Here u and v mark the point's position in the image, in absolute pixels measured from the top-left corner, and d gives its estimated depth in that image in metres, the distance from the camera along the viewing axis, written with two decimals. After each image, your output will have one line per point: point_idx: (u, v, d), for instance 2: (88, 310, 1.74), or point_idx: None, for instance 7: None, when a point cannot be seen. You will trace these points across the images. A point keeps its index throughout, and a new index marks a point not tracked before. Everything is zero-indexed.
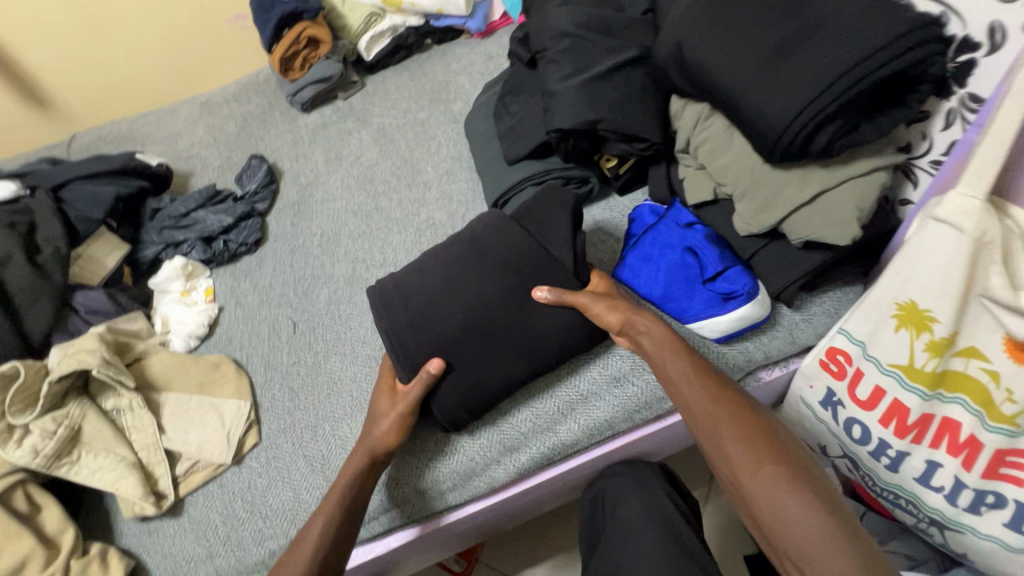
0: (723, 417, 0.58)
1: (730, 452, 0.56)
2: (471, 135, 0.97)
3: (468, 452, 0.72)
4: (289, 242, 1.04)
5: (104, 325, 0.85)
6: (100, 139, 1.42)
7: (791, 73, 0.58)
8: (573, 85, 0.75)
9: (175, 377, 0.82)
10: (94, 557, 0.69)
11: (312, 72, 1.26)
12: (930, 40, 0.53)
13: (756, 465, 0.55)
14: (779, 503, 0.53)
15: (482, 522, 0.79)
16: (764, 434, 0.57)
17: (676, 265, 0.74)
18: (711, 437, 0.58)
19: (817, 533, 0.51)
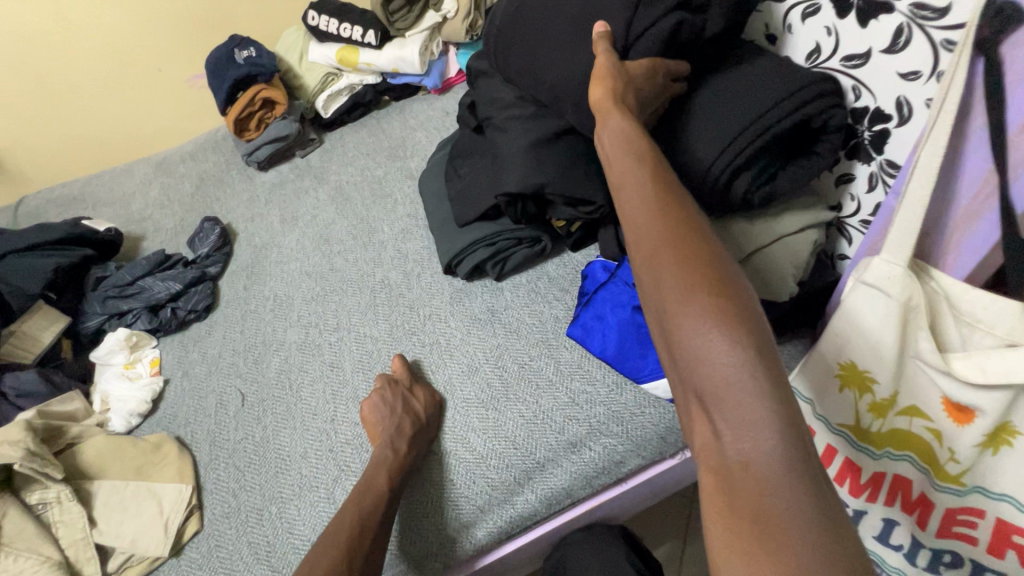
0: (659, 237, 0.44)
1: (659, 271, 0.43)
2: (424, 196, 0.98)
3: (485, 486, 0.71)
4: (241, 307, 1.01)
5: (35, 409, 0.80)
6: (49, 202, 1.39)
7: (709, 125, 0.60)
8: (516, 151, 0.76)
9: (111, 462, 0.77)
10: None
11: (268, 132, 1.26)
12: (827, 94, 0.58)
13: (680, 294, 0.41)
14: (697, 346, 0.39)
15: (509, 567, 0.77)
16: (712, 262, 0.42)
17: (627, 324, 0.75)
18: (648, 254, 0.44)
19: (734, 396, 0.37)
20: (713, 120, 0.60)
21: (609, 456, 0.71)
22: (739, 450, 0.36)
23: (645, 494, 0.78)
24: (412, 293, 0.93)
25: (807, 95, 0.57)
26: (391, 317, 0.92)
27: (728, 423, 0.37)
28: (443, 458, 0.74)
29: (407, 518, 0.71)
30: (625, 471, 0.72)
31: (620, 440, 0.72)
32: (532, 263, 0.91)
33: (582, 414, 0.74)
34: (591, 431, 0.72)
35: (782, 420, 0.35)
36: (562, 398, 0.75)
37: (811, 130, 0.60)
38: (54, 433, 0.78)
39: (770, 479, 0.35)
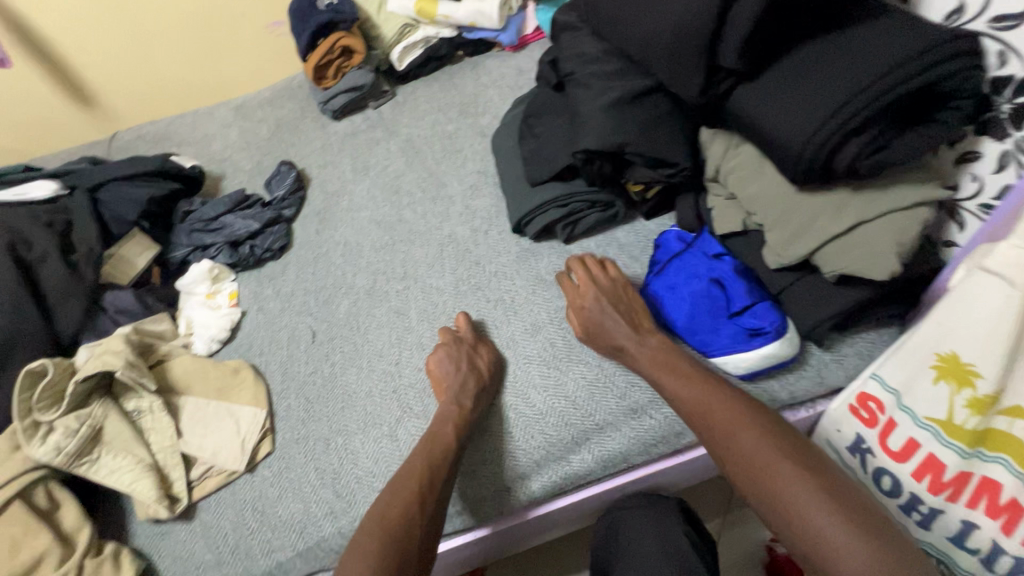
0: (723, 419, 0.61)
1: (741, 446, 0.59)
2: (496, 154, 0.97)
3: (541, 443, 0.72)
4: (313, 250, 1.05)
5: (132, 325, 0.87)
6: (138, 138, 1.47)
7: (817, 89, 0.57)
8: (601, 106, 0.74)
9: (197, 381, 0.84)
10: (107, 557, 0.70)
11: (344, 81, 1.27)
12: (961, 55, 0.52)
13: (769, 460, 0.57)
14: (791, 498, 0.55)
15: (551, 523, 0.78)
16: (770, 426, 0.60)
17: (701, 296, 0.72)
18: (722, 433, 0.61)
19: (843, 536, 0.51)
20: (824, 84, 0.57)
21: (670, 425, 0.71)
22: (847, 568, 0.50)
23: (701, 467, 0.77)
24: (478, 250, 0.94)
25: (935, 54, 0.52)
26: (456, 271, 0.93)
27: (838, 554, 0.51)
28: (503, 411, 0.76)
29: (467, 471, 0.73)
30: (684, 442, 0.72)
31: None
32: (602, 228, 0.90)
33: (645, 381, 0.73)
34: (653, 399, 0.72)
35: (872, 542, 0.50)
36: (626, 364, 0.75)
37: (938, 94, 0.55)
38: (148, 351, 0.85)
39: None
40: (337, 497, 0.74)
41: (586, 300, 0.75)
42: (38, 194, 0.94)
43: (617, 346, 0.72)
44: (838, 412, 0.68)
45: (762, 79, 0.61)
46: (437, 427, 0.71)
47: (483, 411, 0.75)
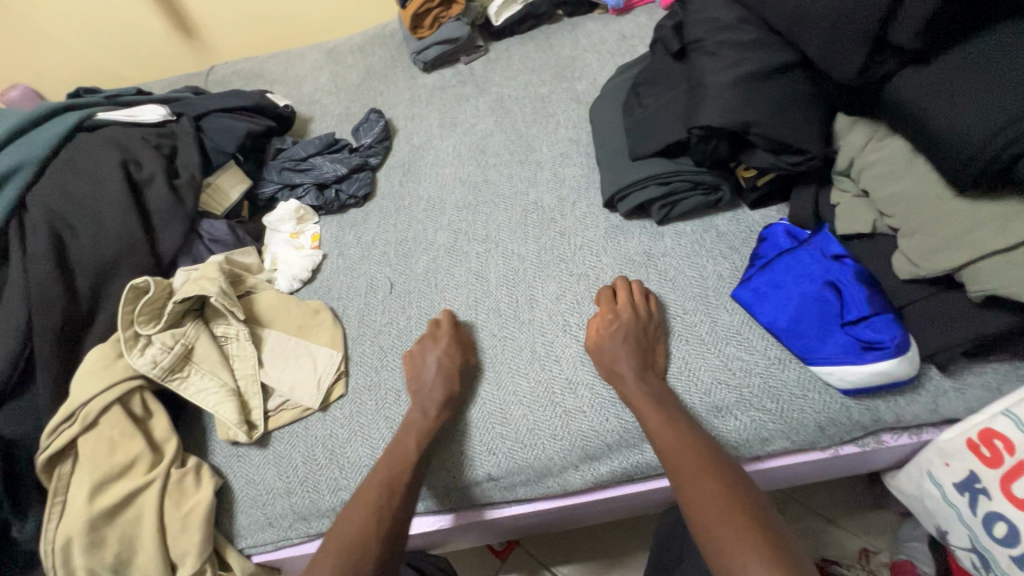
0: (694, 463, 0.60)
1: (702, 491, 0.57)
2: (596, 122, 0.92)
3: (612, 429, 0.70)
4: (396, 201, 1.05)
5: (224, 256, 0.90)
6: (234, 73, 1.50)
7: (1005, 83, 0.50)
8: (730, 80, 0.67)
9: (280, 317, 0.86)
10: (189, 470, 0.74)
11: (439, 33, 1.24)
12: None
13: (717, 514, 0.55)
14: (727, 554, 0.52)
15: (609, 507, 0.77)
16: (739, 485, 0.57)
17: (812, 298, 0.67)
18: (690, 474, 0.59)
19: None
20: (1020, 77, 0.49)
21: (756, 430, 0.66)
22: None
23: (779, 478, 0.73)
24: (564, 221, 0.91)
25: None
26: (539, 240, 0.90)
27: None
28: (577, 388, 0.73)
29: (439, 487, 0.72)
30: (767, 450, 0.67)
31: (773, 417, 0.66)
32: (701, 213, 0.84)
33: (733, 381, 0.69)
34: (740, 401, 0.68)
35: None
36: (714, 360, 0.71)
37: None
38: (238, 282, 0.88)
39: None
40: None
41: (613, 324, 0.73)
42: (149, 117, 0.98)
43: (618, 375, 0.70)
44: (953, 445, 0.63)
45: (937, 65, 0.54)
46: (402, 447, 0.69)
47: (453, 420, 0.74)
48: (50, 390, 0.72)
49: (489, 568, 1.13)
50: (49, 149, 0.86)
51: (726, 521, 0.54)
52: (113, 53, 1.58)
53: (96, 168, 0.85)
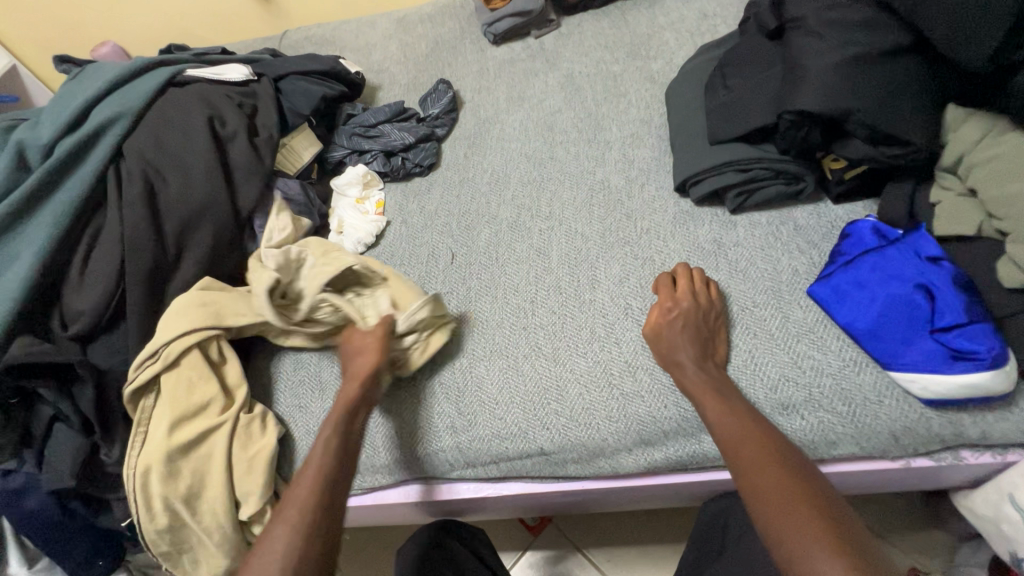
0: (757, 452, 0.58)
1: (765, 482, 0.55)
2: (672, 103, 0.89)
3: (670, 416, 0.69)
4: (460, 173, 1.05)
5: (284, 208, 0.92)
6: (306, 38, 1.53)
7: None
8: (832, 62, 0.64)
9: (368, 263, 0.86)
10: (257, 416, 0.78)
11: (513, 4, 1.22)
12: None
13: (778, 505, 0.53)
14: (787, 545, 0.50)
15: (657, 494, 0.76)
16: (805, 477, 0.55)
17: (899, 301, 0.63)
18: (752, 463, 0.57)
19: None
20: None
21: (823, 432, 0.64)
22: None
23: (840, 484, 0.71)
24: (631, 203, 0.89)
25: None
26: (604, 220, 0.88)
27: None
28: (636, 371, 0.72)
29: (493, 456, 0.74)
30: (832, 454, 0.65)
31: (844, 420, 0.64)
32: (779, 204, 0.81)
33: (803, 379, 0.66)
34: (809, 400, 0.65)
35: None
36: (783, 356, 0.68)
37: None
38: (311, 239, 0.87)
39: None
40: (457, 413, 0.76)
41: (673, 310, 0.71)
42: (233, 76, 1.01)
43: (675, 364, 0.68)
44: None
45: None
46: (313, 458, 0.63)
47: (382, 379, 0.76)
48: (139, 328, 0.77)
49: (521, 543, 1.15)
50: (144, 100, 0.90)
51: (788, 512, 0.52)
52: (195, 13, 1.64)
53: (185, 122, 0.89)
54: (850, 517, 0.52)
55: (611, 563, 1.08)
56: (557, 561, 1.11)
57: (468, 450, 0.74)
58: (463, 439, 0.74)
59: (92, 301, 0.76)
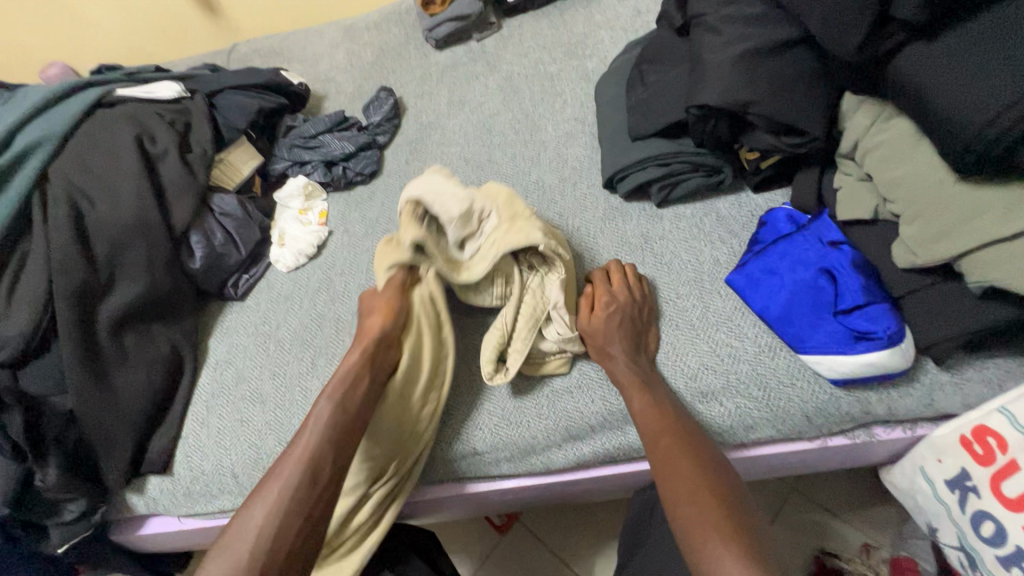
0: (674, 447, 0.59)
1: (678, 475, 0.56)
2: (599, 101, 0.91)
3: (595, 410, 0.70)
4: (401, 179, 1.06)
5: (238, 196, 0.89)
6: (254, 51, 1.52)
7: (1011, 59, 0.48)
8: (730, 57, 0.65)
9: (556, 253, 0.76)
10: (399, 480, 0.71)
11: (451, 9, 1.23)
12: None
13: (684, 493, 0.55)
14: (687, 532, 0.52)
15: (594, 487, 0.78)
16: (716, 471, 0.56)
17: (806, 285, 0.65)
18: (669, 455, 0.58)
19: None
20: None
21: (741, 417, 0.65)
22: None
23: (767, 468, 0.72)
24: (564, 202, 0.90)
25: None
26: None
27: None
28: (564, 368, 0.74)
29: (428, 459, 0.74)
30: (751, 438, 0.66)
31: (759, 405, 0.65)
32: (702, 196, 0.82)
33: (720, 367, 0.68)
34: (727, 387, 0.66)
35: None
36: (702, 345, 0.70)
37: None
38: None
39: None
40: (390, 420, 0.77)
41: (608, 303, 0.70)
42: (165, 93, 1.01)
43: (607, 356, 0.69)
44: (946, 441, 0.61)
45: (942, 41, 0.52)
46: (309, 422, 0.62)
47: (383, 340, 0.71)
48: (69, 352, 0.77)
49: (489, 542, 1.16)
50: (70, 123, 0.90)
51: (692, 499, 0.54)
52: (142, 30, 1.63)
53: (113, 143, 0.89)
54: (746, 502, 0.54)
55: (576, 556, 1.10)
56: (524, 558, 1.13)
57: None
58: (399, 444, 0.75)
59: (20, 327, 0.75)
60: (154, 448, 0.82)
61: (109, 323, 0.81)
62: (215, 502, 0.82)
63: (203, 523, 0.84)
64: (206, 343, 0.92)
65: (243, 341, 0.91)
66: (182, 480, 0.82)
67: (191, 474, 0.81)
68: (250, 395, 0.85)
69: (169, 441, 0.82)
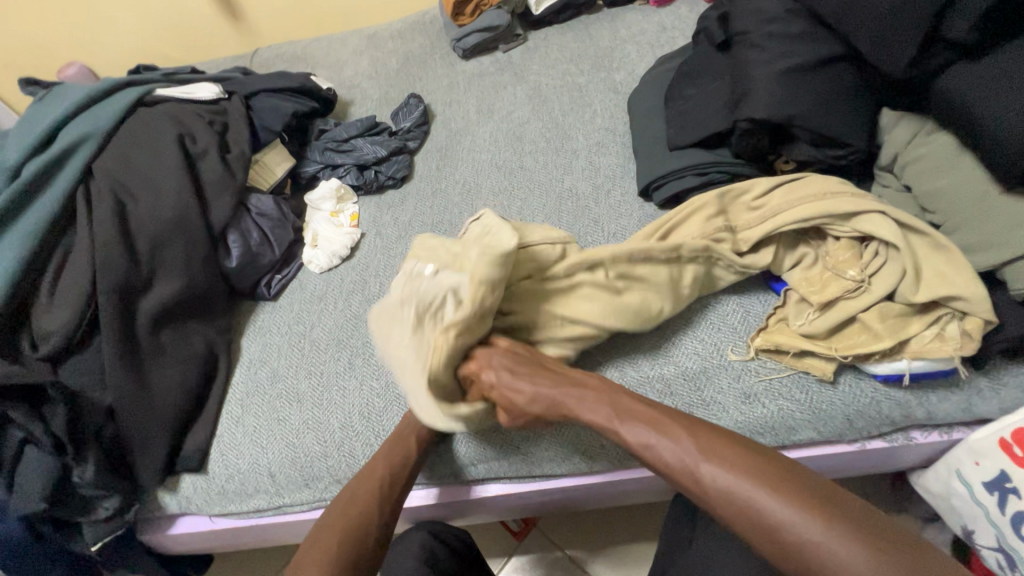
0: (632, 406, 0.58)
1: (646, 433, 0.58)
2: (634, 112, 0.93)
3: None
4: (433, 184, 1.07)
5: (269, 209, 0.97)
6: (277, 55, 1.54)
7: None
8: (776, 71, 0.68)
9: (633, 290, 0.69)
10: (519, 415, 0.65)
11: (480, 20, 1.26)
12: None
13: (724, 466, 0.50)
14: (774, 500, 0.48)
15: (630, 489, 0.79)
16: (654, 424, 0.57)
17: None
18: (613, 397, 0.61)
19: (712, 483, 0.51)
20: None
21: (784, 418, 0.66)
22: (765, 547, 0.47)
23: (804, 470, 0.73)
24: (598, 209, 0.92)
25: None
26: (572, 226, 0.91)
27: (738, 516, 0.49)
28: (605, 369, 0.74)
29: (468, 457, 0.75)
30: (792, 439, 0.67)
31: (801, 407, 0.66)
32: None
33: (764, 371, 0.68)
34: (769, 389, 0.67)
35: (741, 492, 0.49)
36: (745, 347, 0.70)
37: None
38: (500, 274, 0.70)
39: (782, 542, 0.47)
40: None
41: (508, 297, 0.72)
42: (203, 95, 1.02)
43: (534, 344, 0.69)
44: (983, 444, 0.63)
45: (985, 62, 0.55)
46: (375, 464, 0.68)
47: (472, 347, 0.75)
48: (112, 346, 0.77)
49: (506, 548, 1.16)
50: (113, 120, 0.91)
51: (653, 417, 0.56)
52: (162, 32, 1.63)
53: (155, 141, 0.90)
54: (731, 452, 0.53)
55: (596, 564, 1.10)
56: (542, 564, 1.13)
57: (448, 454, 0.75)
58: (442, 444, 0.75)
59: (62, 320, 0.76)
60: (189, 446, 0.81)
61: (150, 320, 0.81)
62: (250, 501, 0.81)
63: (234, 522, 0.84)
64: (239, 342, 0.93)
65: (277, 341, 0.91)
66: (217, 479, 0.81)
67: (227, 472, 0.81)
68: (286, 394, 0.85)
69: (204, 438, 0.82)
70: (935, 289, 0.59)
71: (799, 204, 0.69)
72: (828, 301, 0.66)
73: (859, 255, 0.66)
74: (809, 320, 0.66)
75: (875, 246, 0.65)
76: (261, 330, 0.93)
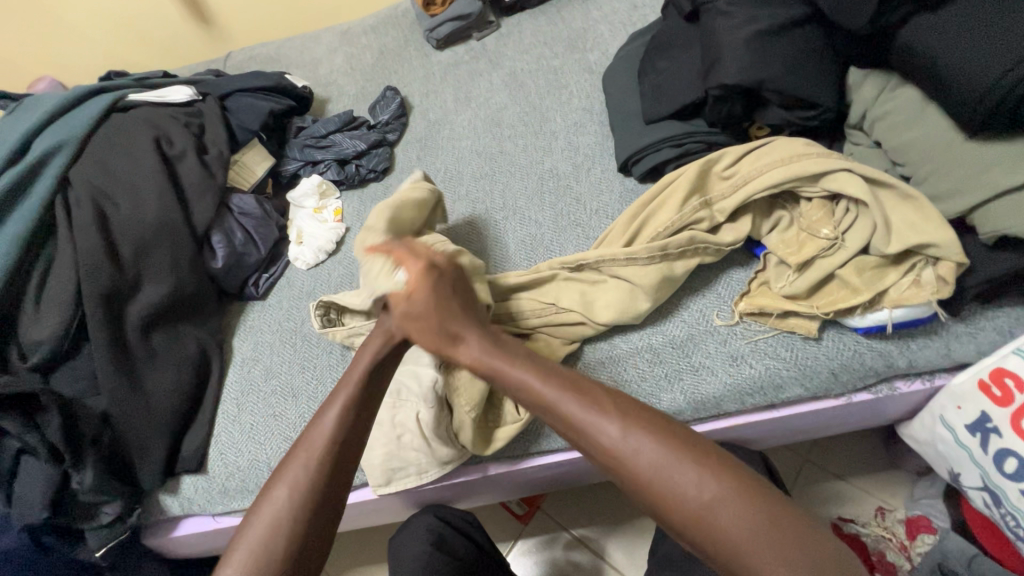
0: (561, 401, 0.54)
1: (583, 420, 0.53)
2: (609, 88, 0.94)
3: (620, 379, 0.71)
4: (414, 175, 1.07)
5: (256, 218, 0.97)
6: (250, 57, 1.53)
7: (1010, 24, 0.52)
8: (743, 37, 0.69)
9: (614, 286, 0.72)
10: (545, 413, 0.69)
11: (452, 8, 1.25)
12: None
13: (730, 501, 0.46)
14: (753, 540, 0.44)
15: None
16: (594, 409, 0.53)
17: None
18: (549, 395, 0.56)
19: (654, 471, 0.48)
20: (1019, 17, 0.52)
21: (771, 377, 0.67)
22: (725, 531, 0.45)
23: (794, 427, 0.75)
24: (580, 187, 0.93)
25: None
26: (556, 206, 0.92)
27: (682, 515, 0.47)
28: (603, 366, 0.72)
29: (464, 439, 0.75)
30: (782, 398, 0.68)
31: (787, 364, 0.67)
32: None
33: (748, 334, 0.70)
34: (756, 349, 0.69)
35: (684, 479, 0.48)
36: (730, 312, 0.72)
37: None
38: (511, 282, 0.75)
39: (739, 539, 0.44)
40: None
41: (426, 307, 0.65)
42: (177, 97, 1.02)
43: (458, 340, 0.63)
44: (964, 388, 0.64)
45: (942, 12, 0.57)
46: (286, 471, 0.57)
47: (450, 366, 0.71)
48: (103, 351, 0.77)
49: (510, 532, 1.17)
50: (87, 128, 0.90)
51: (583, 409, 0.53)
52: (134, 39, 1.61)
53: (132, 146, 0.90)
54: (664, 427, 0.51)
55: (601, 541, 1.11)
56: (548, 544, 1.14)
57: None
58: None
59: (51, 329, 0.76)
60: (187, 447, 0.81)
61: (139, 323, 0.81)
62: (251, 498, 0.81)
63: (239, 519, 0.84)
64: (231, 342, 0.93)
65: (268, 338, 0.92)
66: (218, 477, 0.81)
67: (226, 470, 0.81)
68: (280, 390, 0.85)
69: (201, 440, 0.82)
70: (907, 238, 0.61)
71: (766, 170, 0.70)
72: (806, 261, 0.67)
73: (830, 214, 0.68)
74: (789, 281, 0.68)
75: (845, 203, 0.67)
76: (248, 331, 0.93)
